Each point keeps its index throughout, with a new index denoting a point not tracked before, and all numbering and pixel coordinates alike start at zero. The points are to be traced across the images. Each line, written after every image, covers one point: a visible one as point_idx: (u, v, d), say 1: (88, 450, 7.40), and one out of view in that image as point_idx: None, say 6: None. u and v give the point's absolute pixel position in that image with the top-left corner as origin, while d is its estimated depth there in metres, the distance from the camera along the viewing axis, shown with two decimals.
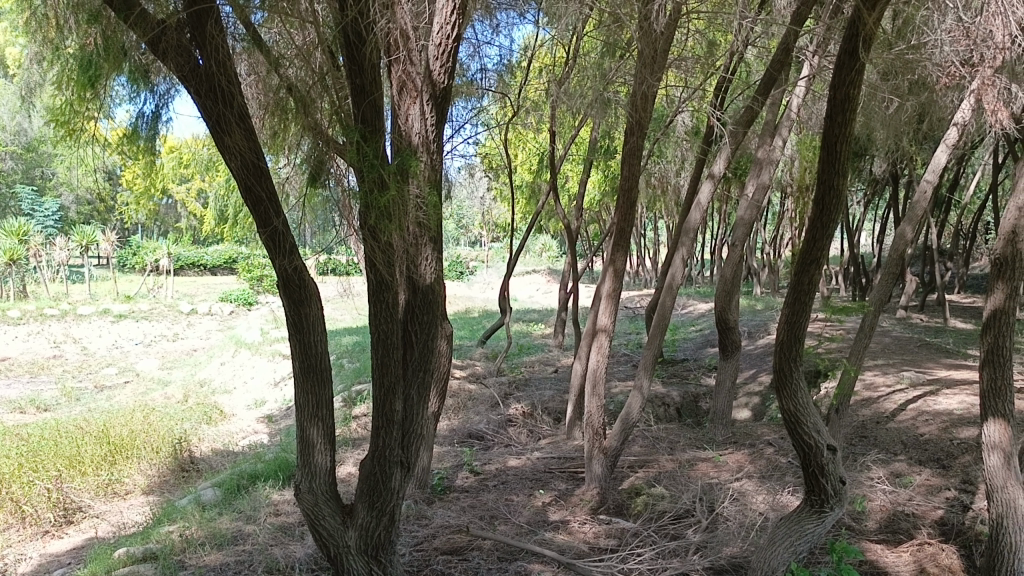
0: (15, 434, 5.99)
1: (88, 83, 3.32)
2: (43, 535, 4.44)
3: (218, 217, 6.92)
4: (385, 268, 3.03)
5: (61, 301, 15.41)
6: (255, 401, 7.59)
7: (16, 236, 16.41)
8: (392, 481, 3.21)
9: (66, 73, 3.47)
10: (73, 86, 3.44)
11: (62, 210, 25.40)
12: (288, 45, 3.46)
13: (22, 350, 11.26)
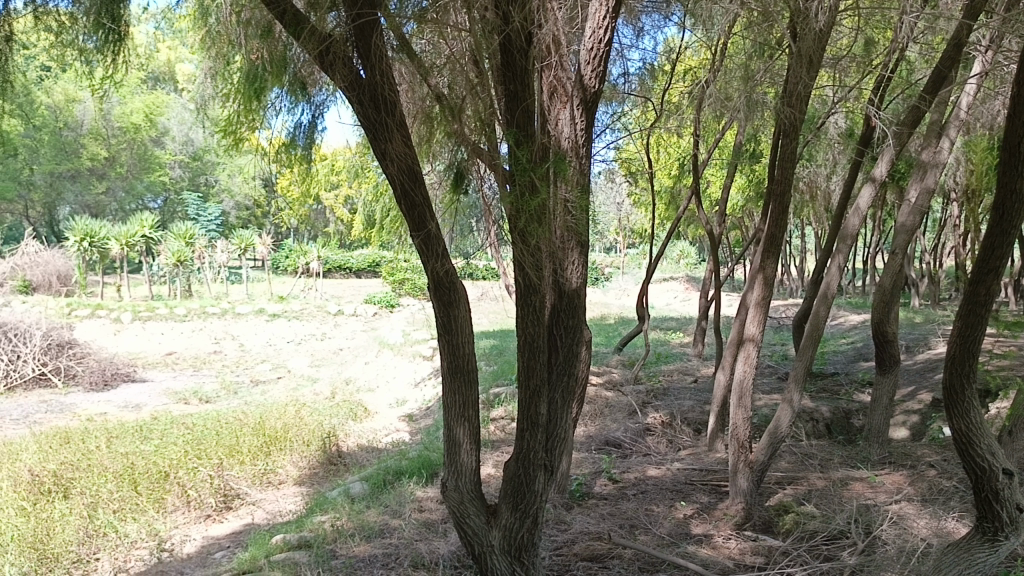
0: (182, 422, 6.46)
1: (255, 96, 3.59)
2: (205, 519, 4.76)
3: (365, 222, 7.18)
4: (533, 271, 3.04)
5: (222, 300, 16.48)
6: (397, 400, 7.81)
7: (184, 238, 17.71)
8: (536, 483, 3.23)
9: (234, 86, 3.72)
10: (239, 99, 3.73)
11: (223, 216, 27.31)
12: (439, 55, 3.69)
13: (187, 345, 12.29)
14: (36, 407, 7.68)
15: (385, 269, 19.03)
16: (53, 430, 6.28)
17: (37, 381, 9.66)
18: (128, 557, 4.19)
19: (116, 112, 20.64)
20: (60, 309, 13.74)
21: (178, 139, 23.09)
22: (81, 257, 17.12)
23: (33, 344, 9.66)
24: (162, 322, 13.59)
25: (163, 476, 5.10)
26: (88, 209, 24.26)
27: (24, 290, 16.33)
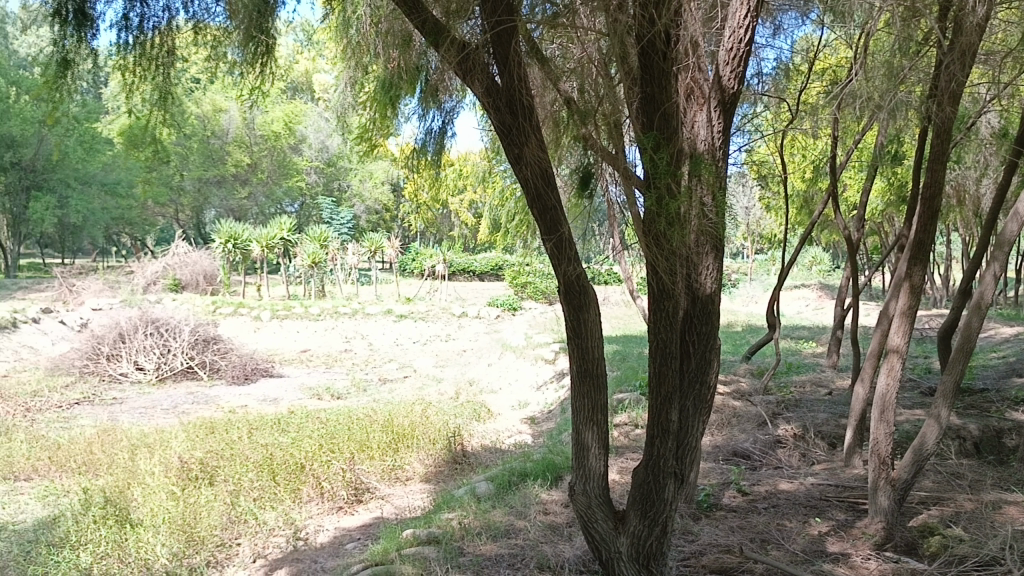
0: (316, 417, 6.76)
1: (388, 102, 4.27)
2: (337, 510, 4.95)
3: (491, 226, 7.27)
4: (666, 276, 3.03)
5: (352, 301, 17.12)
6: (519, 402, 7.89)
7: (319, 241, 18.50)
8: (666, 491, 3.17)
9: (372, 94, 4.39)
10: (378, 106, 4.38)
11: (356, 220, 28.44)
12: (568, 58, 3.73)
13: (320, 344, 13.14)
14: (185, 398, 8.22)
15: (507, 273, 19.24)
16: (201, 419, 6.71)
17: (185, 374, 10.33)
18: (266, 544, 4.42)
19: (259, 121, 22.78)
20: (207, 307, 14.64)
21: (314, 146, 24.80)
22: (225, 258, 18.23)
23: (182, 339, 10.36)
24: (299, 321, 14.26)
25: (299, 467, 5.34)
26: (232, 212, 25.87)
27: (175, 288, 17.48)
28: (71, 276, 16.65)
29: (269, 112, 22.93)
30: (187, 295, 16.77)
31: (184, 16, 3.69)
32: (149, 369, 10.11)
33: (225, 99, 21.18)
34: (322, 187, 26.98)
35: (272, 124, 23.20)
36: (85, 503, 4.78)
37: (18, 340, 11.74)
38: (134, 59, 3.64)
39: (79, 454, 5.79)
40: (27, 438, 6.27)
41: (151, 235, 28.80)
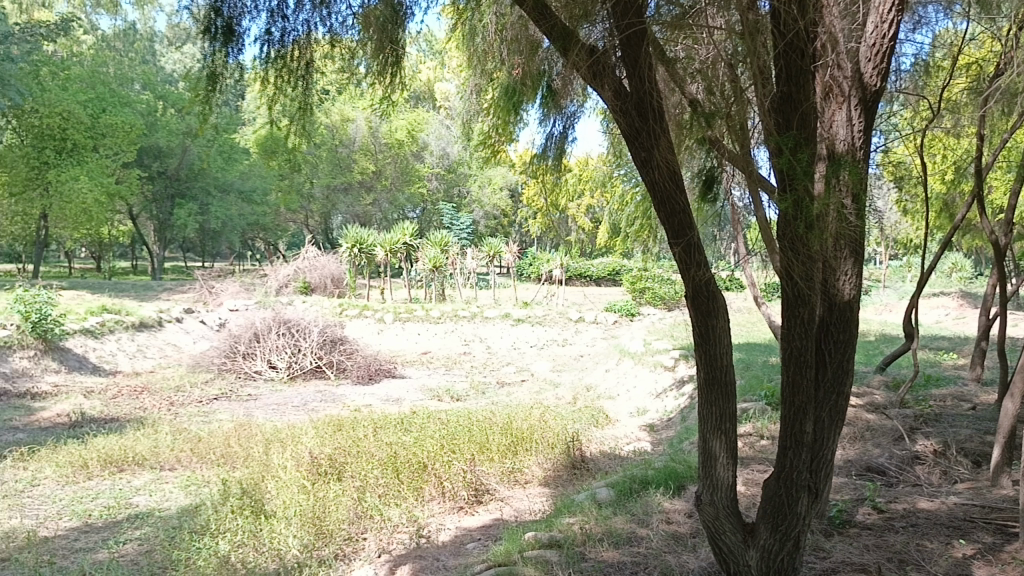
0: (437, 418, 6.90)
1: (511, 108, 4.38)
2: (458, 510, 5.03)
3: (611, 231, 7.25)
4: (803, 281, 2.96)
5: (471, 304, 17.44)
6: (638, 409, 7.84)
7: (439, 245, 18.81)
8: (800, 505, 3.05)
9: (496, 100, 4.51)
10: (501, 113, 4.49)
11: (475, 226, 29.03)
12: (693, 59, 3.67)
13: (440, 346, 13.58)
14: (313, 396, 8.57)
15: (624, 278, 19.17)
16: (329, 416, 6.98)
17: (313, 373, 10.78)
18: (391, 540, 4.54)
19: (383, 130, 24.33)
20: (334, 308, 15.25)
21: (436, 153, 26.38)
22: (350, 261, 18.94)
23: (311, 339, 10.82)
24: (420, 323, 14.63)
25: (422, 467, 5.46)
26: (358, 217, 26.97)
27: (304, 291, 18.23)
28: (211, 277, 17.74)
29: (393, 122, 23.81)
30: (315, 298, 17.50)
31: (322, 30, 3.86)
32: (281, 368, 10.55)
33: (350, 109, 22.62)
34: (443, 193, 27.90)
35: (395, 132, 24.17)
36: (224, 494, 5.06)
37: (164, 337, 12.54)
38: (277, 69, 3.83)
39: (218, 447, 6.13)
40: (172, 429, 6.70)
41: (282, 240, 30.42)
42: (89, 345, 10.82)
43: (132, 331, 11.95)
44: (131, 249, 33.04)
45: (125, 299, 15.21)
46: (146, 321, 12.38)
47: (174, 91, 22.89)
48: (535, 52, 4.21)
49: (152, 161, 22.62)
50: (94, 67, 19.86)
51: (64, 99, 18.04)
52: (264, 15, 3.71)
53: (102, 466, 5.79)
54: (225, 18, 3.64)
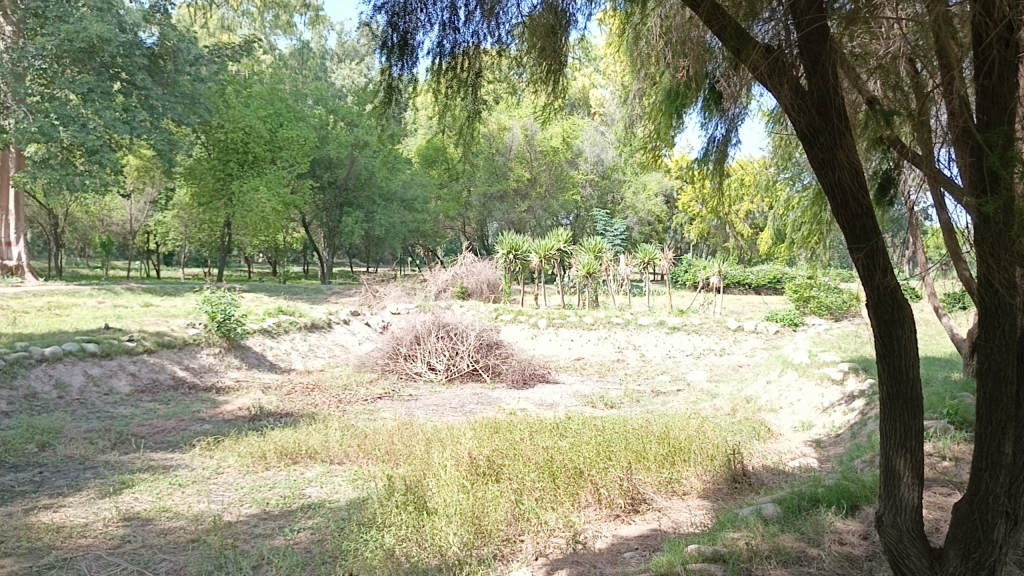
0: (592, 424, 6.90)
1: (673, 110, 4.42)
2: (615, 518, 4.98)
3: (776, 236, 7.00)
4: (1005, 291, 2.71)
5: (626, 311, 17.35)
6: (802, 423, 7.53)
7: (593, 251, 18.75)
8: (996, 532, 2.82)
9: (658, 104, 4.55)
10: (662, 115, 4.54)
11: (629, 233, 29.14)
12: (868, 55, 3.51)
13: (594, 352, 13.89)
14: (470, 398, 8.78)
15: (787, 287, 18.45)
16: (486, 418, 7.14)
17: (471, 376, 11.03)
18: (548, 544, 4.54)
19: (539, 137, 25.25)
20: (490, 313, 15.62)
21: (591, 160, 26.93)
22: (506, 267, 19.26)
23: (468, 342, 11.09)
24: (573, 329, 14.74)
25: (578, 473, 5.47)
26: (513, 224, 27.75)
27: (462, 295, 18.82)
28: (375, 281, 18.60)
29: (548, 131, 24.79)
30: (471, 302, 17.93)
31: (490, 41, 3.94)
32: (439, 370, 10.91)
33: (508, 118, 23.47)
34: (597, 200, 28.65)
35: (551, 140, 25.09)
36: (389, 489, 5.27)
37: (332, 338, 13.20)
38: (447, 79, 3.96)
39: (383, 444, 6.39)
40: (341, 425, 7.06)
41: (440, 246, 31.60)
42: (267, 343, 11.61)
43: (304, 331, 12.70)
44: (304, 255, 35.21)
45: (298, 302, 16.19)
46: (317, 322, 13.14)
47: (344, 106, 24.42)
48: (701, 53, 4.13)
49: (324, 172, 23.94)
50: (273, 86, 22.02)
51: (246, 115, 20.10)
52: (436, 28, 3.83)
53: (279, 458, 6.17)
54: (400, 33, 3.80)
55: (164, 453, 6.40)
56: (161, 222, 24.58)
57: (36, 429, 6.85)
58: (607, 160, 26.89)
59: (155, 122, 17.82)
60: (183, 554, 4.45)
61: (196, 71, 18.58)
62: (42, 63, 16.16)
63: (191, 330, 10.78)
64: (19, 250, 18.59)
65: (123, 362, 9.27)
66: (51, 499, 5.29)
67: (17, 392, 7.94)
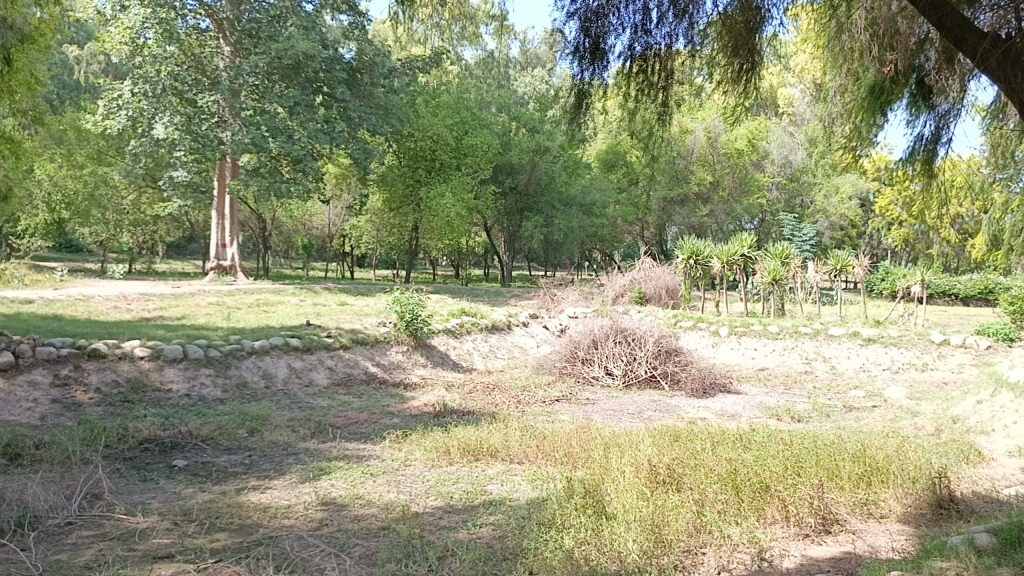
0: (779, 437, 6.63)
1: (879, 106, 4.22)
2: (804, 537, 4.72)
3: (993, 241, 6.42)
4: None
5: (815, 320, 16.51)
6: (1019, 449, 6.82)
7: (780, 257, 17.64)
8: None
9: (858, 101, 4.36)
10: (865, 112, 4.29)
11: (819, 239, 27.92)
12: None
13: (778, 363, 13.35)
14: (648, 405, 8.67)
15: (1001, 297, 16.84)
16: (665, 426, 7.03)
17: (648, 382, 10.89)
18: (731, 558, 4.37)
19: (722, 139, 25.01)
20: (669, 318, 15.42)
21: (778, 161, 26.26)
22: (686, 273, 18.87)
23: (646, 348, 10.96)
24: (757, 338, 14.23)
25: (764, 487, 5.27)
26: (694, 229, 27.45)
27: (640, 301, 18.64)
28: (554, 285, 18.88)
29: (733, 131, 24.28)
30: (649, 307, 17.70)
31: (683, 42, 3.85)
32: (617, 375, 10.90)
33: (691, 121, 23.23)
34: (785, 204, 27.83)
35: (735, 142, 24.58)
36: (568, 491, 5.30)
37: (512, 340, 13.49)
38: (637, 82, 3.97)
39: (561, 446, 6.45)
40: (521, 426, 7.20)
41: (618, 250, 31.62)
42: (450, 343, 12.04)
43: (485, 333, 13.06)
44: (484, 258, 36.14)
45: (480, 304, 16.66)
46: (497, 324, 13.50)
47: (527, 112, 24.91)
48: (911, 44, 4.03)
49: (506, 177, 24.61)
50: (460, 95, 22.94)
51: (434, 124, 21.20)
52: (628, 31, 3.84)
53: (462, 454, 6.38)
54: (592, 37, 3.85)
55: (358, 444, 6.79)
56: (354, 226, 26.10)
57: (248, 415, 7.49)
58: (796, 162, 26.16)
59: (353, 132, 18.86)
60: (374, 541, 4.69)
61: (389, 83, 19.61)
62: (256, 80, 17.82)
63: (382, 328, 11.40)
64: (233, 252, 20.41)
65: (322, 357, 9.94)
66: (259, 480, 5.76)
67: (231, 380, 8.76)
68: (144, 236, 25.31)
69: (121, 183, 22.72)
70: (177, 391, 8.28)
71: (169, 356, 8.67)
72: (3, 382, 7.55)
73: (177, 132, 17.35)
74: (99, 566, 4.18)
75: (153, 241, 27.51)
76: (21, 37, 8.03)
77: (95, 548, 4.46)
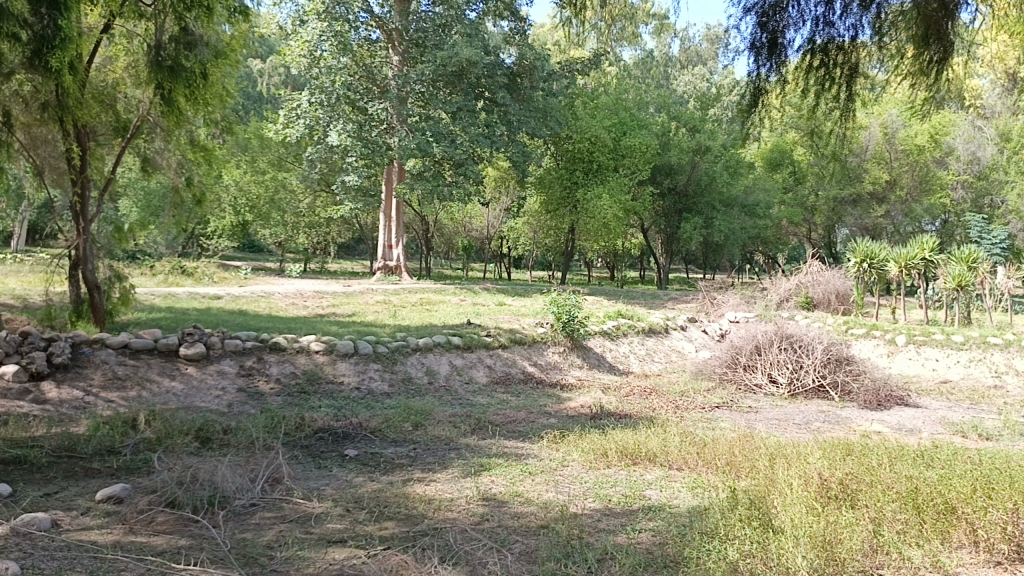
0: (966, 456, 6.14)
1: None
2: (995, 565, 4.32)
3: None
4: None
5: (1008, 330, 15.16)
6: None
7: (966, 262, 16.27)
8: None
9: None
10: None
11: (1011, 242, 25.65)
12: None
13: (963, 375, 12.40)
14: (816, 416, 8.28)
15: None
16: (835, 439, 6.69)
17: (816, 393, 10.39)
18: None
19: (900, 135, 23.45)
20: (838, 325, 14.68)
21: (963, 158, 24.37)
22: (859, 277, 17.89)
23: (814, 357, 10.46)
24: (938, 349, 13.26)
25: (949, 509, 4.90)
26: (866, 230, 26.00)
27: (807, 305, 17.83)
28: (715, 289, 18.41)
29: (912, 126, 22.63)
30: (816, 313, 16.92)
31: (868, 34, 3.67)
32: (782, 383, 10.49)
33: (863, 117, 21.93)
34: (971, 204, 25.79)
35: (914, 138, 22.96)
36: (732, 501, 5.14)
37: (670, 343, 13.26)
38: (817, 76, 3.82)
39: (723, 454, 6.28)
40: (679, 431, 7.07)
41: (783, 252, 30.41)
42: (607, 345, 12.00)
43: (642, 335, 12.93)
44: (641, 260, 35.71)
45: (637, 306, 16.50)
46: (654, 327, 13.33)
47: (687, 111, 24.53)
48: None
49: (664, 178, 24.43)
50: (619, 96, 22.82)
51: (593, 125, 21.23)
52: (809, 24, 3.69)
53: (619, 457, 6.34)
54: (769, 32, 3.73)
55: (516, 442, 6.89)
56: (512, 228, 26.66)
57: (412, 409, 7.78)
58: (984, 158, 24.14)
59: (513, 135, 19.29)
60: (533, 539, 4.73)
61: (548, 86, 19.42)
62: (422, 88, 18.49)
63: (539, 328, 11.52)
64: (398, 253, 21.28)
65: (481, 356, 10.17)
66: (423, 473, 5.96)
67: (396, 376, 9.13)
68: (318, 237, 26.86)
69: (298, 188, 24.24)
70: (348, 384, 8.74)
71: (341, 351, 9.14)
72: (196, 371, 8.25)
73: (349, 139, 18.48)
74: (280, 547, 4.47)
75: (326, 242, 29.13)
76: (215, 53, 8.99)
77: (275, 529, 4.77)
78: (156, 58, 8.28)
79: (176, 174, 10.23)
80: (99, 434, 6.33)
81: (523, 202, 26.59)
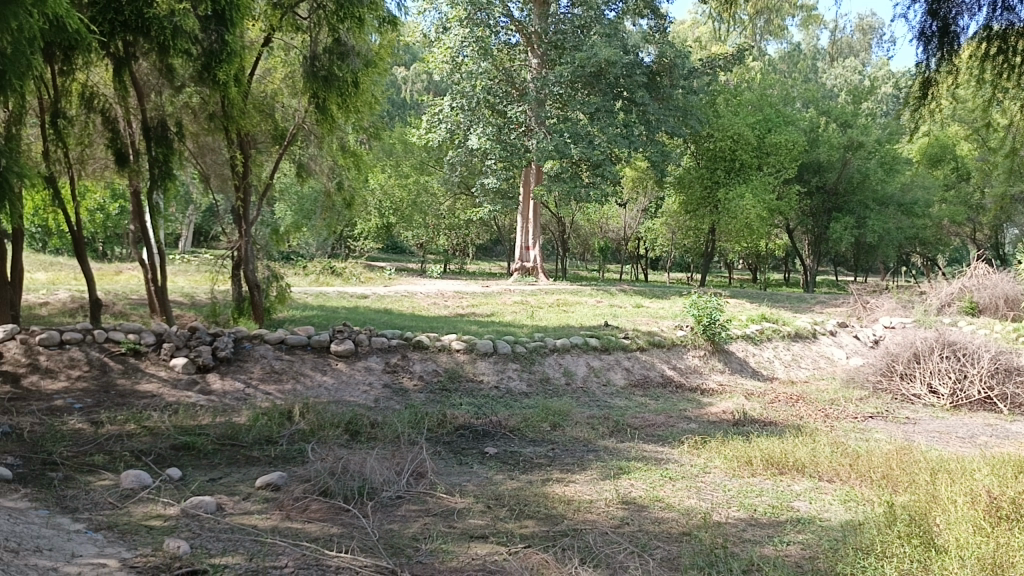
0: None
1: None
2: None
3: None
4: None
5: None
6: None
7: None
8: None
9: None
10: None
11: None
12: None
13: None
14: (983, 429, 7.70)
15: None
16: (1005, 455, 6.21)
17: (982, 405, 9.70)
18: None
19: None
20: (1007, 333, 13.59)
21: None
22: None
23: (981, 366, 9.79)
24: None
25: None
26: None
27: (971, 311, 16.55)
28: (866, 292, 17.47)
29: None
30: (981, 319, 15.72)
31: None
32: (943, 394, 9.84)
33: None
34: None
35: None
36: (890, 516, 4.85)
37: (818, 349, 12.69)
38: (993, 64, 3.82)
39: (879, 467, 5.95)
40: (830, 441, 6.77)
41: (942, 255, 28.45)
42: (750, 350, 11.64)
43: (788, 340, 12.45)
44: (785, 262, 34.37)
45: (783, 310, 15.91)
46: (801, 332, 12.82)
47: (837, 106, 23.91)
48: None
49: (812, 176, 23.83)
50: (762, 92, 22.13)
51: (736, 123, 20.73)
52: (986, 9, 3.69)
53: (765, 466, 6.14)
54: (940, 20, 3.78)
55: (657, 446, 6.79)
56: (651, 229, 26.86)
57: (550, 410, 7.82)
58: None
59: (651, 135, 18.99)
60: (676, 545, 4.65)
61: (689, 83, 19.19)
62: (560, 90, 18.55)
63: (679, 331, 11.36)
64: (535, 254, 21.47)
65: (619, 358, 10.10)
66: (562, 473, 5.98)
67: (535, 376, 9.21)
68: (457, 239, 27.50)
69: (439, 191, 24.93)
70: (488, 382, 8.90)
71: (481, 350, 9.32)
72: (346, 366, 8.63)
73: (489, 142, 18.89)
74: (425, 539, 4.59)
75: (465, 244, 29.79)
76: (365, 63, 9.41)
77: (421, 522, 4.91)
78: (311, 69, 9.17)
79: (327, 179, 10.74)
80: (259, 424, 6.74)
81: (660, 203, 26.24)
